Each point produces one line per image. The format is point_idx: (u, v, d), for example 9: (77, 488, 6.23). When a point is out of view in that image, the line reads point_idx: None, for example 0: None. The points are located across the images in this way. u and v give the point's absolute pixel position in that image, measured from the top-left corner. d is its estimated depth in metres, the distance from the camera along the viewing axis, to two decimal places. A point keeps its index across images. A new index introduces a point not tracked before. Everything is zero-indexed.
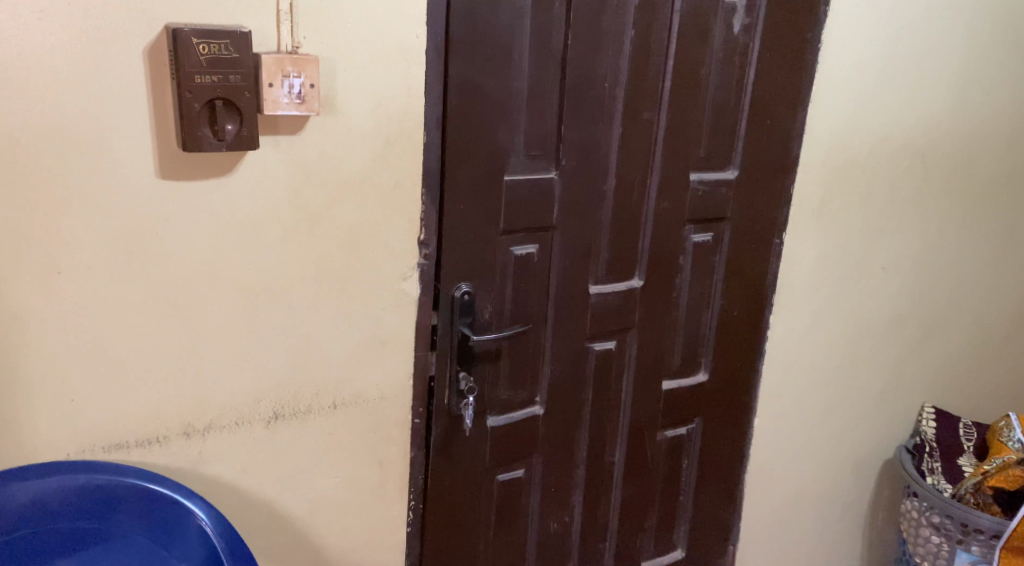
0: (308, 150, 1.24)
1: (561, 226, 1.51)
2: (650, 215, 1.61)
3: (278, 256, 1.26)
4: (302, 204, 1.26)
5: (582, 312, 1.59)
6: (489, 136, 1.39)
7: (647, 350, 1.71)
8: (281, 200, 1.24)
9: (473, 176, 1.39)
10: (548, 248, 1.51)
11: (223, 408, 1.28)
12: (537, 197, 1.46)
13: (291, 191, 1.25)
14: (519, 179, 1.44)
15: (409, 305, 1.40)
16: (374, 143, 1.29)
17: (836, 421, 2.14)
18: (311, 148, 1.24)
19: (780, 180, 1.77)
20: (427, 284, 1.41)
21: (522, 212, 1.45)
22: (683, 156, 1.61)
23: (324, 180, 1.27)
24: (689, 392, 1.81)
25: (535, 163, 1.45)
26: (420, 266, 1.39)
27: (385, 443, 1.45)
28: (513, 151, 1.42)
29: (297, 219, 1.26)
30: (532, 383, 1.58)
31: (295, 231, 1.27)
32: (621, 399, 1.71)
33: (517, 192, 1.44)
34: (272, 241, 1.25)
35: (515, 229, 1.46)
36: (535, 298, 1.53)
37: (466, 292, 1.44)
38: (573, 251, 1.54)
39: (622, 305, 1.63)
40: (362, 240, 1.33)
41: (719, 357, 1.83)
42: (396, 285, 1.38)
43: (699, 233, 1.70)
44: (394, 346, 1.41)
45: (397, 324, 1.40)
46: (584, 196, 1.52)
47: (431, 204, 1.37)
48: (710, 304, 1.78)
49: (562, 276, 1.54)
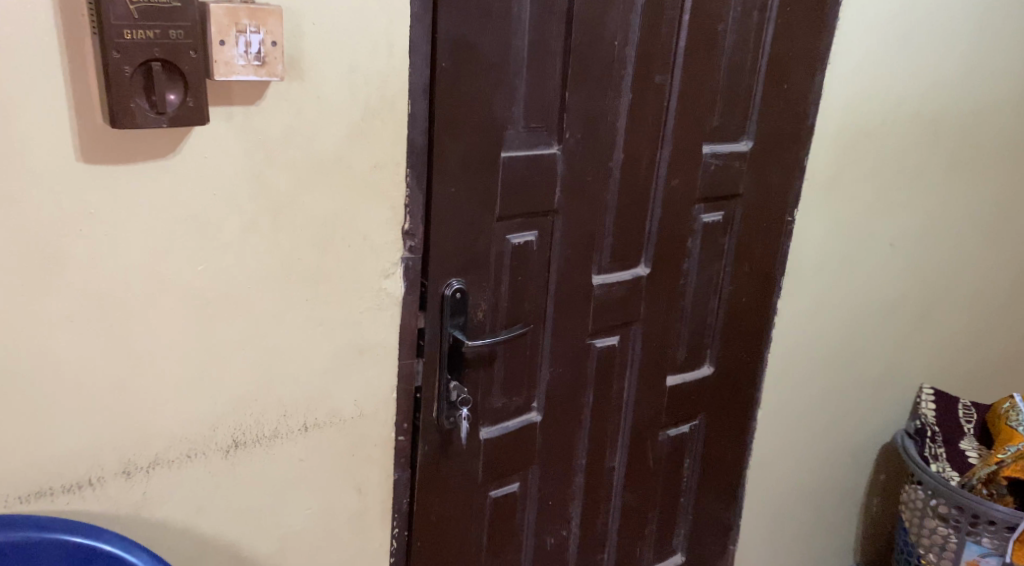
0: (271, 126, 1.01)
1: (563, 210, 1.31)
2: (658, 195, 1.42)
3: (234, 256, 1.03)
4: (265, 189, 1.03)
5: (584, 306, 1.40)
6: (484, 106, 1.17)
7: (651, 345, 1.53)
8: (238, 186, 1.01)
9: (466, 153, 1.17)
10: (547, 235, 1.31)
11: (171, 440, 1.05)
12: (537, 176, 1.26)
13: (250, 175, 1.01)
14: (518, 157, 1.23)
15: (392, 306, 1.19)
16: (350, 116, 1.07)
17: (839, 408, 1.99)
18: (273, 123, 1.01)
19: (795, 152, 1.59)
20: (413, 282, 1.20)
21: (521, 194, 1.25)
22: (696, 125, 1.42)
23: (290, 161, 1.04)
24: (694, 388, 1.64)
25: (534, 137, 1.24)
26: (405, 261, 1.18)
27: (365, 466, 1.24)
28: (512, 123, 1.21)
29: (258, 211, 1.03)
30: (529, 387, 1.39)
31: (256, 223, 1.04)
32: (623, 398, 1.53)
33: (515, 171, 1.23)
34: (226, 237, 1.02)
35: (512, 215, 1.25)
36: (533, 293, 1.34)
37: (457, 290, 1.23)
38: (573, 237, 1.34)
39: (626, 296, 1.45)
40: (336, 232, 1.10)
41: (727, 348, 1.66)
42: (377, 283, 1.16)
43: (709, 213, 1.51)
44: (375, 354, 1.19)
45: (378, 330, 1.19)
46: (588, 174, 1.32)
47: (418, 187, 1.16)
48: (718, 291, 1.59)
49: (562, 266, 1.35)
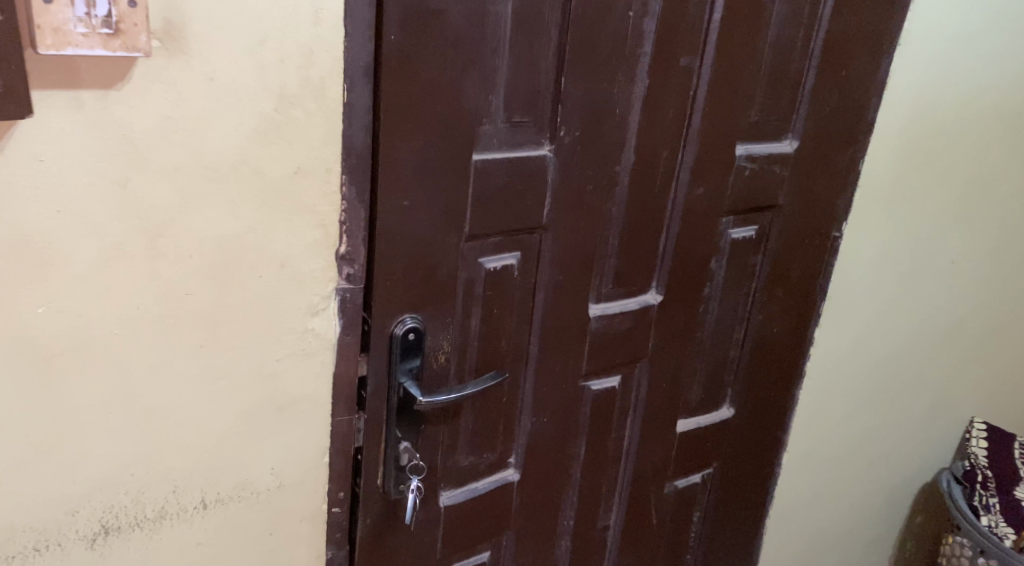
0: (142, 119, 0.74)
1: (553, 226, 1.03)
2: (676, 206, 1.13)
3: (95, 290, 0.77)
4: (136, 205, 0.76)
5: (578, 343, 1.12)
6: (449, 95, 0.88)
7: (659, 386, 1.25)
8: (97, 201, 0.74)
9: (423, 155, 0.89)
10: (533, 258, 1.03)
11: (13, 532, 0.79)
12: (521, 185, 0.97)
13: (115, 185, 0.74)
14: (496, 161, 0.94)
15: (322, 351, 0.92)
16: (259, 106, 0.79)
17: (878, 447, 1.71)
18: (144, 114, 0.74)
19: (851, 153, 1.29)
20: (352, 320, 0.93)
21: (499, 208, 0.97)
22: (729, 120, 1.12)
23: (171, 166, 0.76)
24: (711, 434, 1.36)
25: (518, 135, 0.95)
26: (341, 293, 0.91)
27: (287, 546, 0.98)
28: (488, 117, 0.92)
29: (127, 233, 0.76)
30: (504, 442, 1.11)
31: (123, 249, 0.77)
32: (623, 449, 1.26)
33: (492, 178, 0.94)
34: (82, 267, 0.75)
35: (487, 234, 0.97)
36: (511, 329, 1.05)
37: (411, 330, 0.95)
38: (566, 260, 1.06)
39: (632, 330, 1.16)
40: (242, 260, 0.83)
41: (753, 386, 1.37)
42: (302, 324, 0.89)
43: (739, 228, 1.22)
44: (298, 411, 0.93)
45: (304, 381, 0.92)
46: (588, 181, 1.03)
47: (359, 200, 0.88)
48: (745, 320, 1.30)
49: (551, 297, 1.07)
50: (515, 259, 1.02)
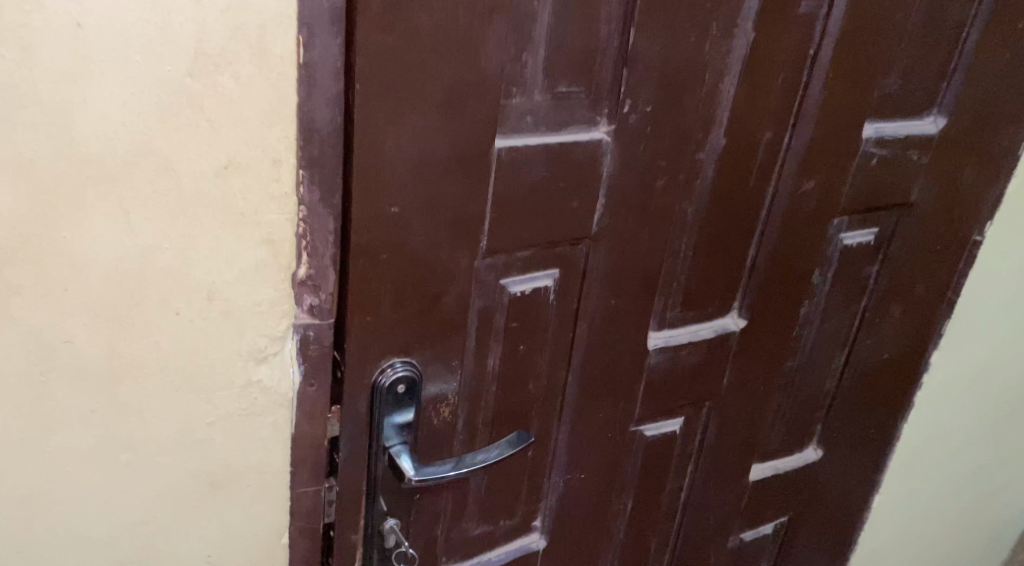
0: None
1: (604, 235, 0.75)
2: (774, 205, 0.84)
3: None
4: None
5: (629, 383, 0.85)
6: (461, 54, 0.60)
7: (732, 429, 0.97)
8: None
9: (418, 142, 0.62)
10: (574, 276, 0.76)
11: None
12: (561, 180, 0.70)
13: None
14: (528, 148, 0.67)
15: (274, 409, 0.66)
16: (162, 69, 0.52)
17: (996, 485, 1.39)
18: None
19: (1014, 133, 0.96)
20: (318, 366, 0.66)
21: (532, 214, 0.70)
22: (857, 90, 0.81)
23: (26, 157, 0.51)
24: (791, 478, 1.08)
25: (560, 111, 0.67)
26: (302, 332, 0.64)
27: None
28: (520, 85, 0.64)
29: None
30: (528, 506, 0.85)
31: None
32: (680, 503, 0.99)
33: (522, 171, 0.67)
34: None
35: (514, 247, 0.71)
36: (541, 369, 0.78)
37: (400, 382, 0.69)
38: (620, 278, 0.78)
39: (703, 364, 0.89)
40: (148, 292, 0.57)
41: (849, 421, 1.08)
42: (244, 374, 0.63)
43: (854, 232, 0.92)
44: (242, 486, 0.67)
45: (248, 448, 0.66)
46: (655, 175, 0.75)
47: (326, 205, 0.61)
48: (848, 344, 1.01)
49: (596, 325, 0.79)
50: (551, 279, 0.74)
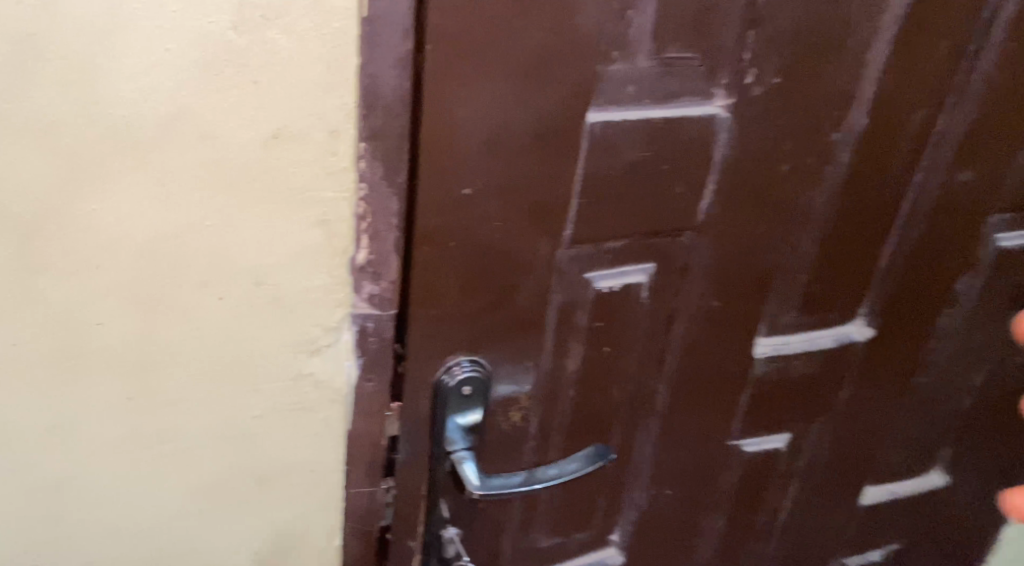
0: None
1: (712, 226, 0.66)
2: (919, 200, 0.71)
3: None
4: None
5: (729, 391, 0.75)
6: (549, 12, 0.52)
7: (846, 448, 0.85)
8: None
9: (495, 114, 0.53)
10: (674, 271, 0.67)
11: None
12: (666, 160, 0.61)
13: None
14: (628, 123, 0.58)
15: (327, 404, 0.60)
16: (204, 21, 0.45)
17: None
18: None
19: None
20: (377, 359, 0.59)
21: (630, 199, 0.61)
22: None
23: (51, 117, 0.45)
24: (907, 505, 0.95)
25: (668, 81, 0.58)
26: (359, 323, 0.57)
27: None
28: (623, 47, 0.55)
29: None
30: (606, 519, 0.77)
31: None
32: (778, 524, 0.88)
33: (621, 150, 0.59)
34: None
35: (608, 236, 0.62)
36: (629, 373, 0.69)
37: (466, 382, 0.61)
38: (725, 275, 0.68)
39: (816, 375, 0.78)
40: (188, 273, 0.51)
41: (983, 448, 0.95)
42: (294, 366, 0.57)
43: (1015, 234, 0.78)
44: (291, 485, 0.61)
45: (298, 445, 0.60)
46: (776, 158, 0.64)
47: (390, 182, 0.53)
48: (990, 362, 0.87)
49: (697, 326, 0.70)
50: (646, 275, 0.65)
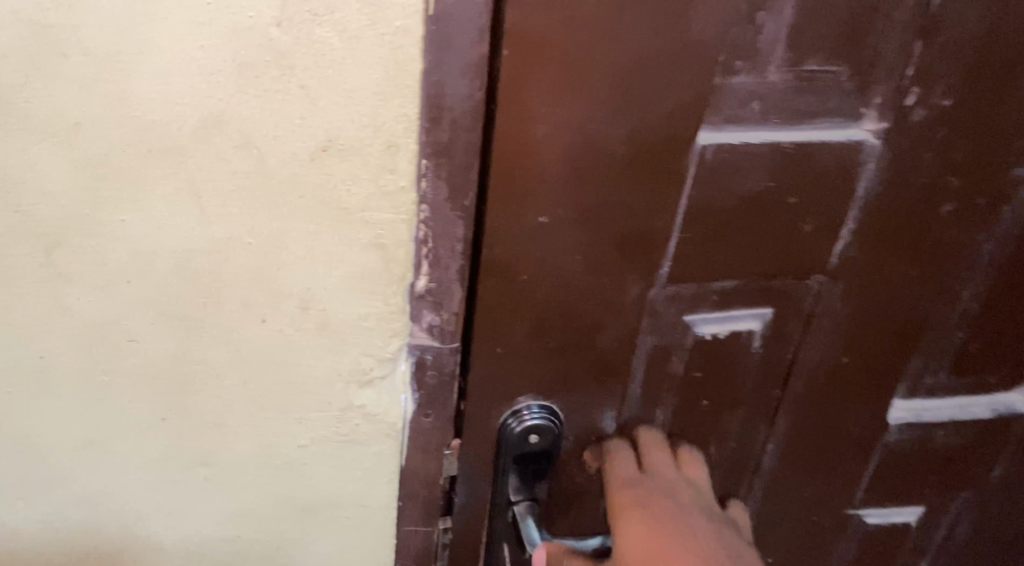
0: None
1: (849, 272, 0.55)
2: None
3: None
4: (9, 185, 0.41)
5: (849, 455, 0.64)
6: (656, 13, 0.43)
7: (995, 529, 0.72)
8: None
9: (581, 131, 0.45)
10: (795, 319, 0.56)
11: None
12: (796, 194, 0.50)
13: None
14: (747, 147, 0.48)
15: (380, 439, 0.54)
16: (242, 16, 0.39)
17: None
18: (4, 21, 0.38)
19: None
20: (436, 396, 0.52)
21: (746, 236, 0.51)
22: None
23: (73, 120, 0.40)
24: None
25: (804, 98, 0.47)
26: (416, 354, 0.51)
27: None
28: (749, 56, 0.45)
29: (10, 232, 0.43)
30: None
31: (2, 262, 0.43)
32: None
33: (738, 178, 0.49)
34: None
35: (716, 276, 0.53)
36: (731, 429, 0.60)
37: (534, 431, 0.54)
38: (859, 329, 0.57)
39: (963, 447, 0.66)
40: (227, 293, 0.46)
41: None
42: (343, 396, 0.51)
43: None
44: (339, 518, 0.56)
45: (347, 478, 0.55)
46: (937, 197, 0.52)
47: (455, 204, 0.46)
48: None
49: (819, 383, 0.59)
50: (760, 322, 0.55)
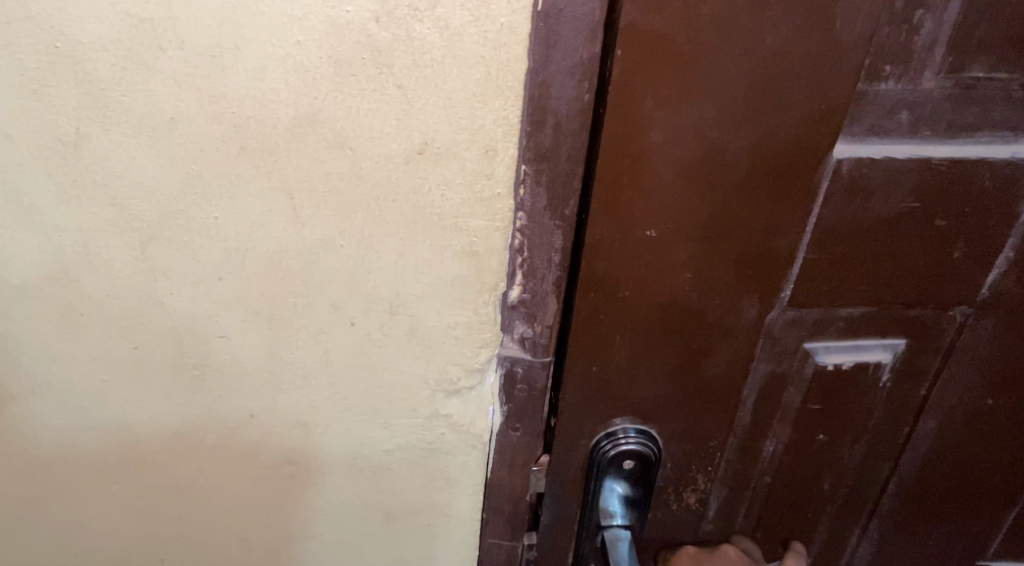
0: (94, 22, 0.37)
1: (1000, 304, 0.49)
2: None
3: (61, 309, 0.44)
4: (106, 179, 0.40)
5: (984, 506, 0.57)
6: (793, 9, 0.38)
7: None
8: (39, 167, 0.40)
9: (701, 138, 0.41)
10: (933, 356, 0.50)
11: None
12: (946, 217, 0.45)
13: (62, 147, 0.40)
14: (892, 162, 0.43)
15: (466, 450, 0.51)
16: (340, 10, 0.37)
17: None
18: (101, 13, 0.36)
19: None
20: (525, 410, 0.50)
21: (885, 260, 0.46)
22: None
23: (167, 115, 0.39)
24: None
25: (962, 109, 0.43)
26: (507, 366, 0.48)
27: None
28: (901, 60, 0.41)
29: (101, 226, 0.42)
30: None
31: (98, 256, 0.43)
32: None
33: (878, 196, 0.44)
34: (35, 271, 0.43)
35: (846, 303, 0.48)
36: (850, 467, 0.55)
37: (627, 454, 0.51)
38: (1010, 370, 0.51)
39: None
40: (316, 295, 0.44)
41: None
42: (430, 404, 0.49)
43: None
44: (422, 525, 0.55)
45: (431, 486, 0.53)
46: None
47: (555, 212, 0.43)
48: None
49: (956, 425, 0.53)
50: (891, 354, 0.50)
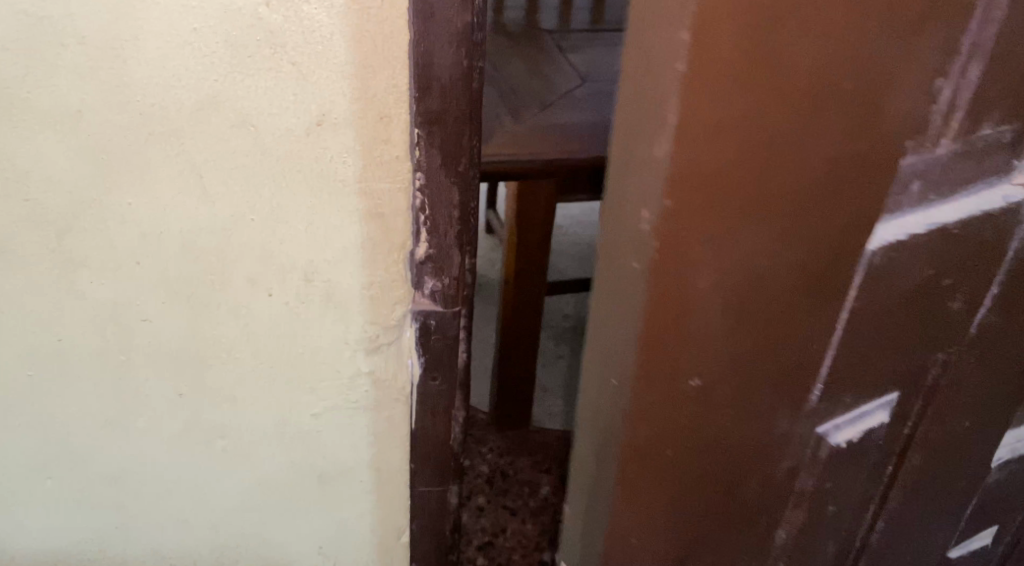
0: None
1: (978, 336, 0.48)
2: None
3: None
4: (18, 177, 0.42)
5: (960, 493, 0.58)
6: (845, 118, 0.34)
7: None
8: None
9: (745, 267, 0.37)
10: (916, 398, 0.49)
11: None
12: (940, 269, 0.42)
13: None
14: (909, 239, 0.40)
15: (390, 403, 0.55)
16: None
17: None
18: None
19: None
20: (441, 359, 0.54)
21: (885, 329, 0.43)
22: None
23: (74, 110, 0.41)
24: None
25: (972, 161, 0.38)
26: (422, 321, 0.52)
27: None
28: (922, 131, 0.36)
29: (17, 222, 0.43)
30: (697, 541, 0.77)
31: (17, 253, 0.44)
32: None
33: (893, 275, 0.41)
34: None
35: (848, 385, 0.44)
36: (842, 527, 0.52)
37: None
38: (978, 388, 0.51)
39: None
40: (234, 269, 0.47)
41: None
42: (352, 364, 0.53)
43: None
44: (355, 483, 0.58)
45: (360, 443, 0.56)
46: None
47: (450, 172, 0.47)
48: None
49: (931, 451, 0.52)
50: (888, 410, 0.47)
